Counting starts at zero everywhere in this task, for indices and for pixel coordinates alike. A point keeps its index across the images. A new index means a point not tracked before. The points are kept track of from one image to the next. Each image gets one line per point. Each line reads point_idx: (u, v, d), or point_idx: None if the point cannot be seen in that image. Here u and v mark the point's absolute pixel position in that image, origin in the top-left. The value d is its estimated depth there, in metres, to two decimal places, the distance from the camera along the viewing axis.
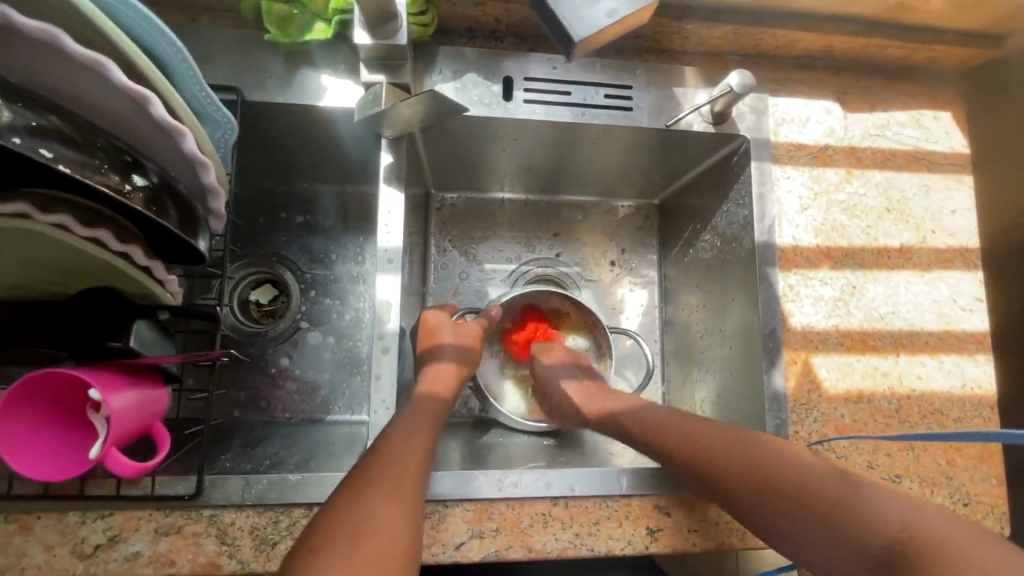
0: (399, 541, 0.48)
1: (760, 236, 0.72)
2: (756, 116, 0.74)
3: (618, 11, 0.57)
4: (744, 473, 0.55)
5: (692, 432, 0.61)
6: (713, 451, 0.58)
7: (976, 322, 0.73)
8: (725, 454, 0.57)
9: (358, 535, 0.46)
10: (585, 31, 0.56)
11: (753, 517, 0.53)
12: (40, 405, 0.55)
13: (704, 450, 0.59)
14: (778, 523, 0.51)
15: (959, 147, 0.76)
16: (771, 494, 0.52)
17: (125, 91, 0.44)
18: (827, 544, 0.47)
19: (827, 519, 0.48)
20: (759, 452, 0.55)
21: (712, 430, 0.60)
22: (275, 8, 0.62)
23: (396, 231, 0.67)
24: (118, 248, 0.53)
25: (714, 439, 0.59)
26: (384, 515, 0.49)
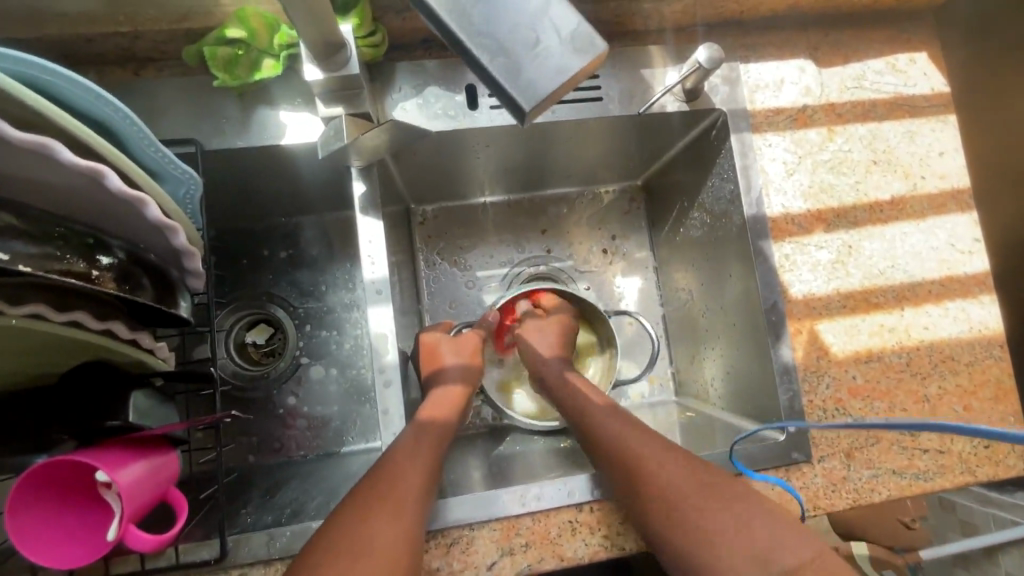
0: (395, 562, 0.48)
1: (749, 210, 0.70)
2: (730, 88, 0.72)
3: (573, 62, 0.37)
4: (680, 501, 0.54)
5: (637, 446, 0.60)
6: (655, 476, 0.57)
7: (977, 264, 0.72)
8: (664, 477, 0.56)
9: (355, 554, 0.47)
10: (535, 99, 0.37)
11: (665, 537, 0.54)
12: (50, 492, 0.54)
13: (644, 473, 0.57)
14: (693, 552, 0.52)
15: (939, 87, 0.75)
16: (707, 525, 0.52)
17: (76, 168, 0.42)
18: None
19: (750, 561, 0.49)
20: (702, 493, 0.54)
21: (658, 450, 0.59)
22: (218, 51, 0.60)
23: (380, 260, 0.65)
24: (98, 328, 0.51)
25: (660, 459, 0.58)
26: (385, 536, 0.49)
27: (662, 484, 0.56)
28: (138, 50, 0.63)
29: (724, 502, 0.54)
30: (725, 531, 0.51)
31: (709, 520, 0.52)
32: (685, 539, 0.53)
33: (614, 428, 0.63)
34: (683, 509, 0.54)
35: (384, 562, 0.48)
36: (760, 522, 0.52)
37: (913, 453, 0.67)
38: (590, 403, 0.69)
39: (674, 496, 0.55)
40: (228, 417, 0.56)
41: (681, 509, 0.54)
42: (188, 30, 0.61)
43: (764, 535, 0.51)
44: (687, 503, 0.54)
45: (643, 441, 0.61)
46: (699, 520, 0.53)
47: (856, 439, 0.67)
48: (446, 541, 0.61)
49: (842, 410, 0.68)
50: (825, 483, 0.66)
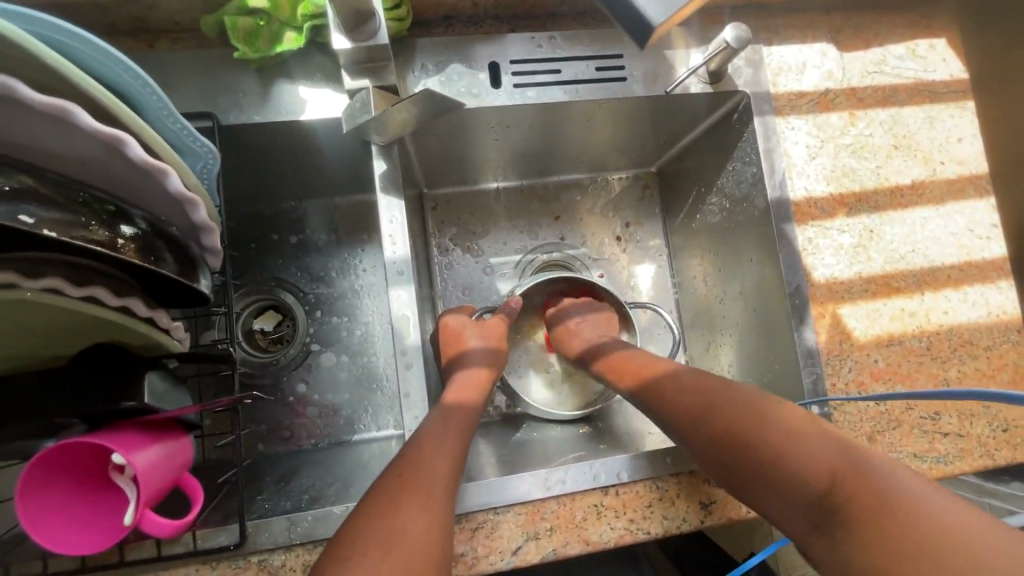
0: (426, 545, 0.47)
1: (772, 192, 0.70)
2: (753, 70, 0.71)
3: None
4: (702, 428, 0.58)
5: (665, 389, 0.64)
6: (681, 412, 0.60)
7: (994, 249, 0.72)
8: (688, 410, 0.60)
9: (384, 541, 0.46)
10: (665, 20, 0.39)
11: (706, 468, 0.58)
12: (63, 476, 0.52)
13: (672, 412, 0.62)
14: (733, 472, 0.55)
15: (957, 73, 0.75)
16: (728, 444, 0.55)
17: (95, 134, 0.40)
18: (775, 493, 0.51)
19: (777, 472, 0.51)
20: (727, 414, 0.57)
21: (681, 386, 0.63)
22: (239, 21, 0.58)
23: (402, 240, 0.64)
24: (116, 304, 0.49)
25: (683, 397, 0.61)
26: (416, 520, 0.48)
27: (687, 418, 0.60)
28: (152, 21, 0.61)
29: (744, 418, 0.56)
30: (748, 448, 0.54)
31: (731, 440, 0.55)
32: (722, 463, 0.56)
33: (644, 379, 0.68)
34: (708, 433, 0.57)
35: (414, 546, 0.47)
36: (780, 433, 0.53)
37: (933, 437, 0.68)
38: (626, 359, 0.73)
39: (698, 424, 0.58)
40: (249, 398, 0.55)
41: (706, 433, 0.57)
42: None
43: (786, 444, 0.52)
44: (711, 429, 0.57)
45: (668, 381, 0.65)
46: (725, 444, 0.55)
47: (878, 422, 0.67)
48: (470, 526, 0.60)
49: (864, 394, 0.68)
50: None
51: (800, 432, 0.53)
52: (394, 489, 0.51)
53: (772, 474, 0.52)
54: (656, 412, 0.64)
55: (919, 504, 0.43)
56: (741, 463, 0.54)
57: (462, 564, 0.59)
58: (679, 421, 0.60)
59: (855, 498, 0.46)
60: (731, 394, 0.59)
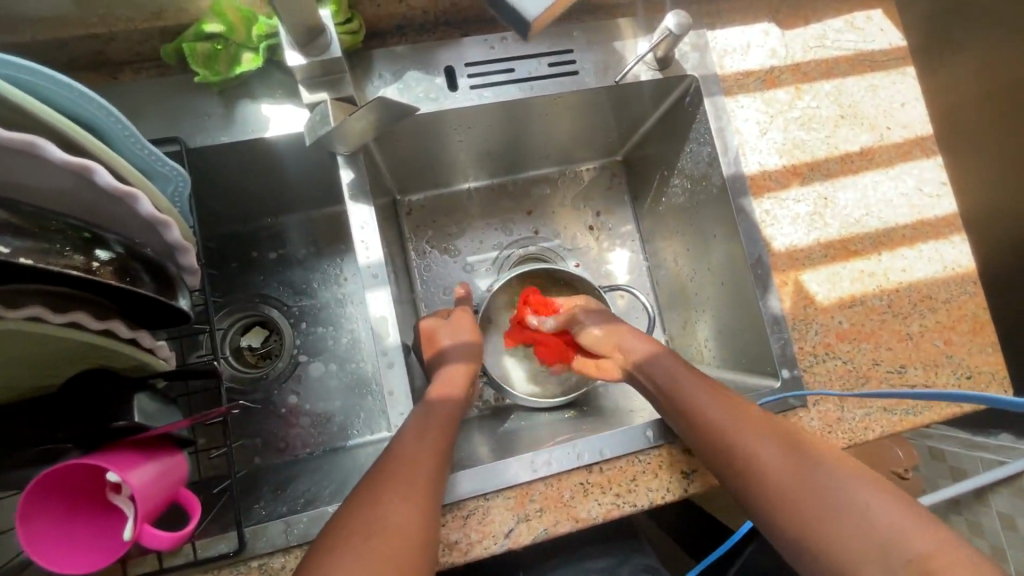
0: (411, 533, 0.50)
1: (727, 169, 0.73)
2: (699, 54, 0.74)
3: None
4: (788, 475, 0.53)
5: (747, 422, 0.58)
6: (765, 453, 0.56)
7: (945, 206, 0.75)
8: (774, 454, 0.55)
9: (371, 533, 0.48)
10: (541, 4, 0.35)
11: (763, 512, 0.54)
12: (59, 498, 0.53)
13: (752, 449, 0.56)
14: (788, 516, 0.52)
15: (895, 41, 0.78)
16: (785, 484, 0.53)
17: (66, 165, 0.42)
18: (847, 560, 0.48)
19: (860, 543, 0.48)
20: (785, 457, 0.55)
21: (763, 427, 0.58)
22: (197, 46, 0.60)
23: (374, 244, 0.66)
24: (98, 327, 0.51)
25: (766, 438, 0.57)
26: (400, 511, 0.50)
27: (773, 460, 0.55)
28: (112, 53, 0.63)
29: (839, 478, 0.52)
30: (830, 508, 0.50)
31: (819, 498, 0.51)
32: (795, 514, 0.52)
33: (703, 403, 0.61)
34: (792, 482, 0.53)
35: (399, 534, 0.49)
36: (877, 502, 0.50)
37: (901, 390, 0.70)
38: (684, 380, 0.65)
39: (781, 469, 0.54)
40: (236, 408, 0.56)
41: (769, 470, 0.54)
42: (163, 28, 0.61)
43: (881, 515, 0.49)
44: (796, 477, 0.53)
45: (750, 414, 0.59)
46: (800, 499, 0.52)
47: (847, 380, 0.70)
48: (462, 513, 0.62)
49: (831, 354, 0.71)
50: (822, 426, 0.68)
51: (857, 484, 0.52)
52: (380, 482, 0.53)
53: (855, 540, 0.48)
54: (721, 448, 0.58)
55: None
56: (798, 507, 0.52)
57: (457, 551, 0.61)
58: (756, 461, 0.55)
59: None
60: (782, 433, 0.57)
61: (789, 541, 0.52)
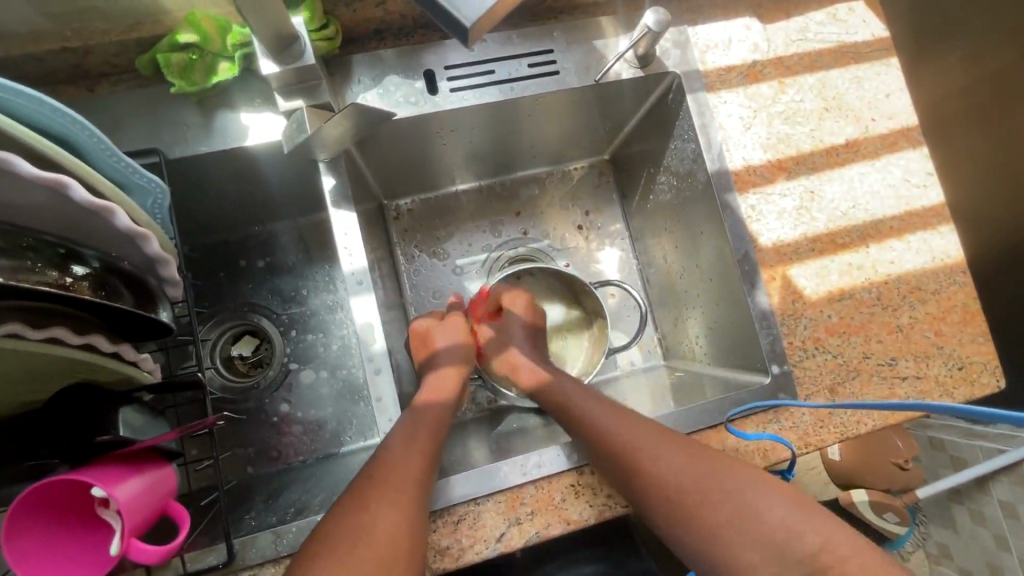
0: (396, 542, 0.49)
1: (712, 165, 0.72)
2: (681, 51, 0.74)
3: None
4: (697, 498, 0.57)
5: (657, 449, 0.60)
6: (687, 485, 0.57)
7: (932, 196, 0.75)
8: (683, 478, 0.58)
9: (357, 542, 0.48)
10: (480, 9, 0.36)
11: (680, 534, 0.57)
12: (44, 514, 0.53)
13: (674, 483, 0.58)
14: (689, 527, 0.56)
15: (878, 32, 0.78)
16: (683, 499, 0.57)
17: (38, 181, 0.42)
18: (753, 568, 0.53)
19: (763, 549, 0.54)
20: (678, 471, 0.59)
21: (670, 451, 0.60)
22: (172, 57, 0.60)
23: (358, 251, 0.66)
24: (79, 342, 0.51)
25: (672, 465, 0.59)
26: (386, 520, 0.50)
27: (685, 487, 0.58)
28: (88, 66, 0.63)
29: (753, 499, 0.56)
30: (721, 514, 0.55)
31: (725, 514, 0.55)
32: (709, 532, 0.56)
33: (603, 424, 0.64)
34: (713, 512, 0.56)
35: (384, 543, 0.49)
36: (772, 508, 0.55)
37: (892, 382, 0.70)
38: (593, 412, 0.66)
39: (692, 493, 0.57)
40: (223, 419, 0.56)
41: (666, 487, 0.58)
42: (138, 39, 0.61)
43: (789, 528, 0.54)
44: (701, 499, 0.57)
45: (657, 439, 0.61)
46: (695, 509, 0.56)
47: (838, 374, 0.70)
48: (453, 518, 0.62)
49: (821, 348, 0.70)
50: (814, 420, 0.68)
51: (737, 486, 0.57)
52: (366, 491, 0.53)
53: (756, 550, 0.53)
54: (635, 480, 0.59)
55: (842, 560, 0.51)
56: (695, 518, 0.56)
57: (449, 557, 0.60)
58: (671, 489, 0.58)
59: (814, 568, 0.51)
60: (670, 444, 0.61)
61: (703, 556, 0.56)
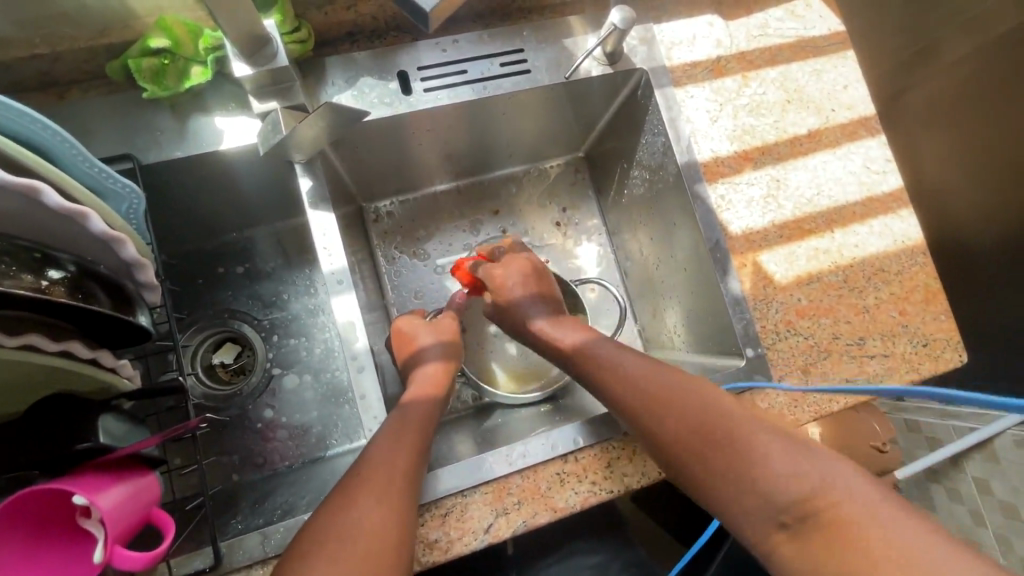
0: (383, 533, 0.50)
1: (681, 158, 0.75)
2: (647, 47, 0.76)
3: None
4: (762, 471, 0.52)
5: (731, 419, 0.56)
6: (729, 422, 0.56)
7: (892, 181, 0.78)
8: (755, 448, 0.54)
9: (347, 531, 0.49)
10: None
11: (733, 505, 0.53)
12: (23, 527, 0.52)
13: (721, 418, 0.57)
14: (711, 472, 0.55)
15: (835, 27, 0.81)
16: (714, 438, 0.56)
17: (10, 185, 0.42)
18: (758, 512, 0.52)
19: (773, 482, 0.52)
20: (715, 410, 0.57)
21: (691, 384, 0.60)
22: (142, 63, 0.60)
23: (337, 250, 0.66)
24: (56, 348, 0.50)
25: (698, 394, 0.59)
26: (372, 511, 0.51)
27: (755, 457, 0.53)
28: (58, 73, 0.62)
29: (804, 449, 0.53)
30: (750, 458, 0.53)
31: (752, 452, 0.54)
32: (732, 473, 0.54)
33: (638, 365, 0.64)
34: (748, 454, 0.54)
35: (372, 534, 0.50)
36: (792, 450, 0.53)
37: (861, 361, 0.72)
38: (655, 379, 0.62)
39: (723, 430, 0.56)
40: (206, 422, 0.56)
41: (694, 427, 0.57)
42: (108, 45, 0.61)
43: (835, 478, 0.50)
44: (715, 433, 0.56)
45: (736, 411, 0.57)
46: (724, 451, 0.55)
47: (809, 356, 0.72)
48: (440, 512, 0.62)
49: (792, 331, 0.73)
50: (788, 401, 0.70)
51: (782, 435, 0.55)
52: (350, 484, 0.54)
53: (791, 498, 0.51)
54: (694, 446, 0.56)
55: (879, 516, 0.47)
56: (719, 460, 0.55)
57: (438, 550, 0.61)
58: (739, 458, 0.54)
59: (856, 531, 0.47)
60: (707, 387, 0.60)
61: (703, 493, 0.56)
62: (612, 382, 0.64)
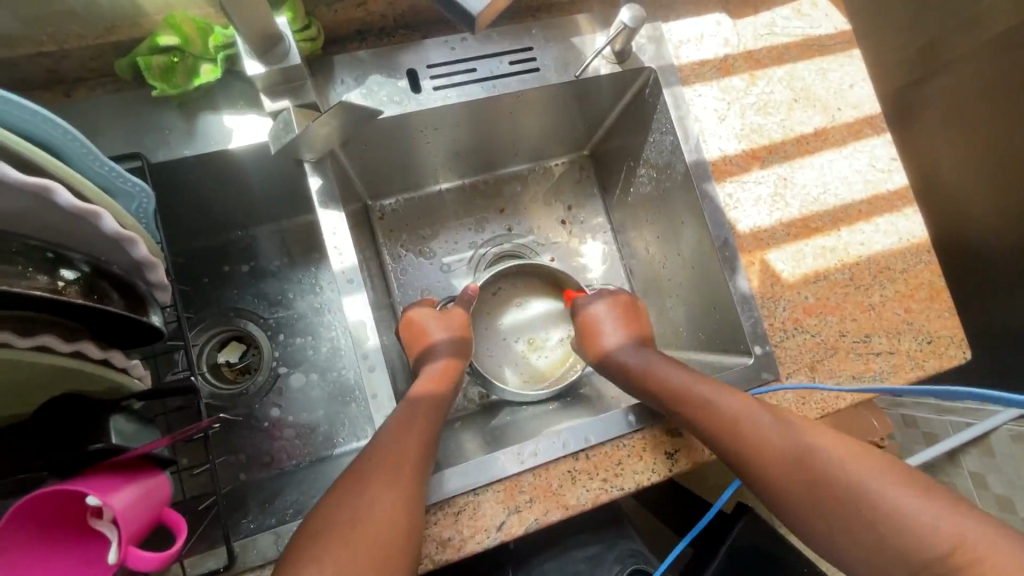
0: (396, 526, 0.51)
1: (690, 156, 0.75)
2: (656, 46, 0.77)
3: None
4: (900, 526, 0.50)
5: (851, 467, 0.54)
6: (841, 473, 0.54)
7: (897, 180, 0.79)
8: (871, 496, 0.52)
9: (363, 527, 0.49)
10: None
11: (863, 559, 0.51)
12: (34, 528, 0.51)
13: (828, 469, 0.54)
14: (830, 529, 0.53)
15: (840, 25, 0.82)
16: (829, 494, 0.53)
17: (25, 185, 0.41)
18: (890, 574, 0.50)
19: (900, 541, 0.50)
20: (821, 459, 0.55)
21: (791, 429, 0.58)
22: (152, 60, 0.59)
23: (347, 249, 0.66)
24: (68, 349, 0.50)
25: (800, 441, 0.57)
26: (385, 501, 0.52)
27: (888, 510, 0.51)
28: (64, 71, 0.62)
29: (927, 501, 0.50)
30: (877, 515, 0.51)
31: (870, 507, 0.51)
32: (854, 530, 0.52)
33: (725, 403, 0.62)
34: (870, 510, 0.51)
35: (385, 524, 0.50)
36: (917, 500, 0.50)
37: (867, 358, 0.73)
38: (760, 424, 0.59)
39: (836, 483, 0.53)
40: (218, 421, 0.56)
41: (804, 481, 0.55)
42: (116, 43, 0.60)
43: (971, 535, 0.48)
44: (827, 484, 0.54)
45: (857, 457, 0.54)
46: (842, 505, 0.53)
47: (816, 353, 0.73)
48: (452, 510, 0.62)
49: (799, 328, 0.73)
50: (795, 398, 0.70)
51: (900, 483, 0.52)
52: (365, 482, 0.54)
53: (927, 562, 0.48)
54: (815, 497, 0.54)
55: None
56: (841, 518, 0.52)
57: (450, 548, 0.61)
58: (870, 510, 0.51)
59: None
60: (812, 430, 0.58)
61: (827, 547, 0.54)
62: (705, 420, 0.61)
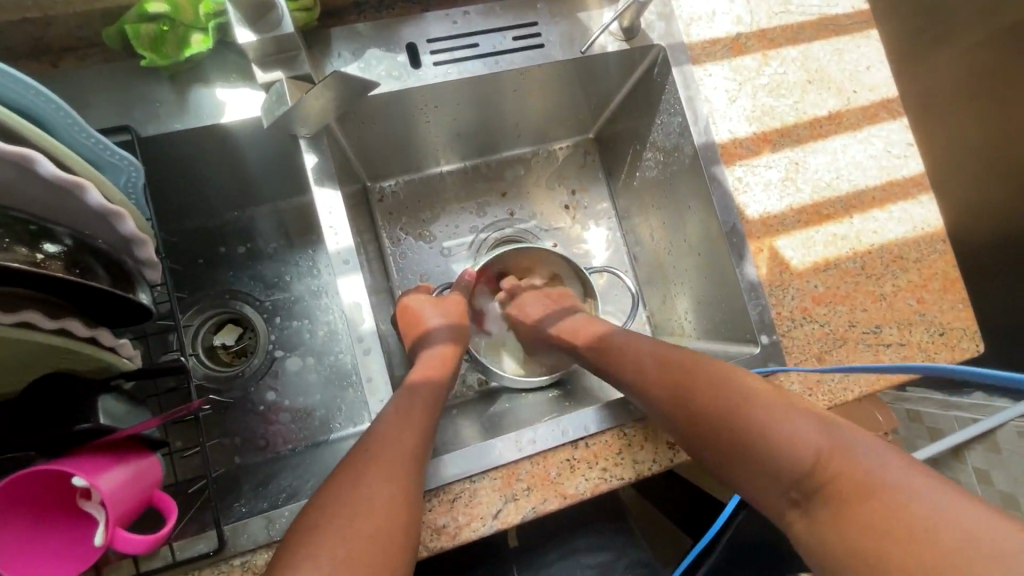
0: (391, 512, 0.49)
1: (699, 138, 0.72)
2: (665, 23, 0.74)
3: None
4: (774, 444, 0.52)
5: (733, 395, 0.56)
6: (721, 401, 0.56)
7: (913, 165, 0.76)
8: (748, 417, 0.54)
9: (357, 510, 0.48)
10: None
11: (747, 477, 0.53)
12: (21, 508, 0.50)
13: (712, 397, 0.57)
14: (713, 451, 0.56)
15: (858, 4, 0.79)
16: (707, 421, 0.56)
17: (2, 154, 0.39)
18: (762, 486, 0.52)
19: (766, 456, 0.52)
20: (706, 386, 0.58)
21: (684, 364, 0.62)
22: (141, 29, 0.57)
23: (343, 230, 0.64)
24: (52, 326, 0.48)
25: (687, 375, 0.60)
26: (384, 489, 0.50)
27: (766, 430, 0.53)
28: (51, 41, 0.60)
29: (792, 419, 0.52)
30: (747, 433, 0.53)
31: (741, 429, 0.54)
32: (730, 450, 0.54)
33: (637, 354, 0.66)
34: (744, 430, 0.54)
35: (382, 512, 0.49)
36: (786, 419, 0.52)
37: (877, 349, 0.71)
38: (673, 372, 0.61)
39: (714, 410, 0.56)
40: (209, 403, 0.54)
41: (689, 408, 0.58)
42: (103, 10, 0.58)
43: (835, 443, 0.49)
44: (706, 409, 0.57)
45: (747, 387, 0.57)
46: (722, 428, 0.55)
47: (823, 344, 0.70)
48: (449, 497, 0.61)
49: (808, 318, 0.71)
50: (802, 389, 0.68)
51: (771, 405, 0.54)
52: (360, 466, 0.52)
53: (793, 476, 0.50)
54: (699, 425, 0.57)
55: (874, 481, 0.46)
56: (721, 440, 0.55)
57: (445, 535, 0.60)
58: (751, 433, 0.53)
59: (847, 498, 0.46)
60: (704, 366, 0.61)
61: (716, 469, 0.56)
62: (623, 369, 0.66)
